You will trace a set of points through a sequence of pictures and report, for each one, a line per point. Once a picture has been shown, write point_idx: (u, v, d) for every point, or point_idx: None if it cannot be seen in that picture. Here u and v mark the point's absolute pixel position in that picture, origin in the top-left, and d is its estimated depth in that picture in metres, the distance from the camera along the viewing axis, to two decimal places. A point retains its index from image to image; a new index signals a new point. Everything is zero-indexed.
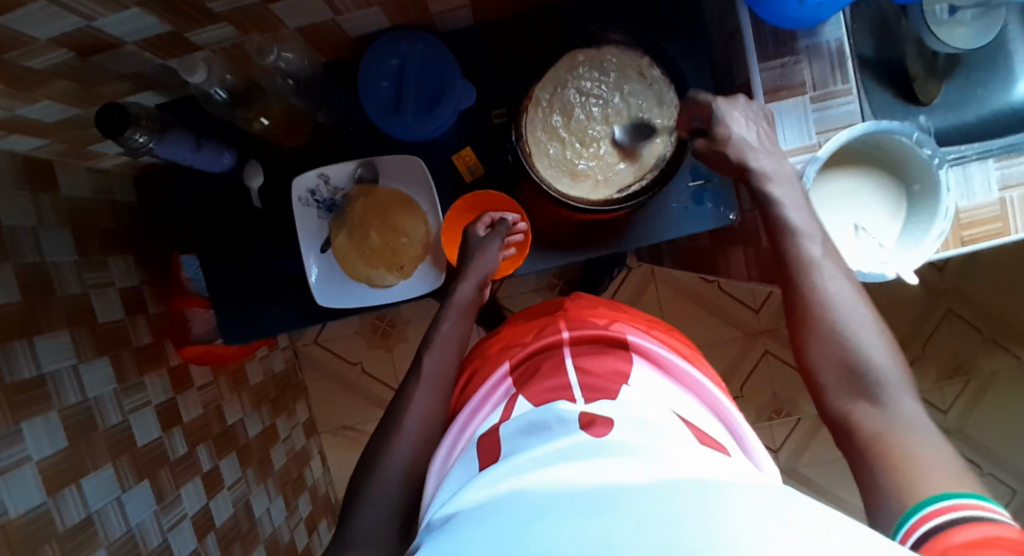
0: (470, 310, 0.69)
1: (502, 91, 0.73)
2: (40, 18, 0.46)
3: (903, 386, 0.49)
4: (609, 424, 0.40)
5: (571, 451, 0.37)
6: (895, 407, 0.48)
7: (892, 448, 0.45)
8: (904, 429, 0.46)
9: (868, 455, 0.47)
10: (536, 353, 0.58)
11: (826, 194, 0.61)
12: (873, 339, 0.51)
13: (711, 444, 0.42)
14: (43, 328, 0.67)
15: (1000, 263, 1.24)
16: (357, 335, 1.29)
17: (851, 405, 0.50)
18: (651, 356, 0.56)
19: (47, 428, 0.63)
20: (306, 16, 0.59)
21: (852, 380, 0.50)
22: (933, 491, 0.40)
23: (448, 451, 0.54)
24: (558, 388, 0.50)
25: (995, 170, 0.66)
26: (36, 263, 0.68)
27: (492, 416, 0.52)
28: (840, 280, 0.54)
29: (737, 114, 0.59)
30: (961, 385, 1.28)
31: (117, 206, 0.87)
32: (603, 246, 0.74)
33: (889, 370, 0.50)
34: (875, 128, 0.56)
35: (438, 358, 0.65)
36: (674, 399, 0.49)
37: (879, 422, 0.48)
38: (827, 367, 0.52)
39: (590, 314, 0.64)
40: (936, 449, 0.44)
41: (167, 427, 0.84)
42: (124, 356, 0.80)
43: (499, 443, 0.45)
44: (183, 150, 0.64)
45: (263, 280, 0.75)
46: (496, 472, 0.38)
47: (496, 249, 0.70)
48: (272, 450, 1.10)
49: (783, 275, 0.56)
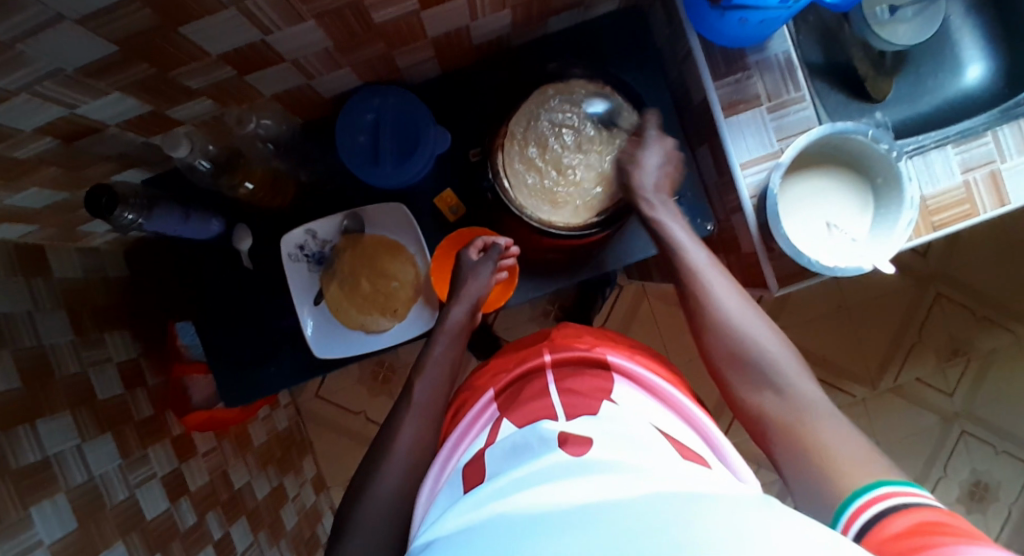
0: (460, 334, 0.70)
1: (475, 133, 0.76)
2: (24, 110, 0.48)
3: (798, 374, 0.56)
4: (587, 442, 0.41)
5: (554, 471, 0.38)
6: (794, 394, 0.54)
7: (801, 435, 0.51)
8: (804, 414, 0.53)
9: (783, 442, 0.52)
10: (518, 379, 0.60)
11: (793, 196, 0.63)
12: (763, 333, 0.59)
13: (692, 458, 0.44)
14: (44, 412, 0.67)
15: (980, 242, 1.27)
16: (359, 383, 1.30)
17: (760, 400, 0.56)
18: (631, 374, 0.58)
19: (56, 511, 0.63)
20: (280, 83, 0.62)
21: (750, 376, 0.57)
22: (859, 484, 0.44)
23: (439, 469, 0.55)
24: (540, 409, 0.51)
25: (955, 155, 0.69)
26: (35, 346, 0.69)
27: (479, 438, 0.54)
28: (725, 285, 0.62)
29: (654, 148, 0.68)
30: (962, 366, 1.29)
31: (110, 283, 0.88)
32: (590, 267, 0.76)
33: (781, 359, 0.57)
34: (833, 129, 0.58)
35: (429, 384, 0.66)
36: (653, 414, 0.51)
37: (783, 409, 0.54)
38: (732, 364, 0.58)
39: (574, 339, 0.65)
40: (836, 429, 0.50)
41: (175, 498, 0.83)
42: (126, 430, 0.80)
43: (484, 467, 0.46)
44: (173, 222, 0.65)
45: (259, 340, 0.75)
46: (477, 497, 0.38)
47: (488, 273, 0.70)
48: (282, 511, 1.08)
49: (682, 285, 0.64)
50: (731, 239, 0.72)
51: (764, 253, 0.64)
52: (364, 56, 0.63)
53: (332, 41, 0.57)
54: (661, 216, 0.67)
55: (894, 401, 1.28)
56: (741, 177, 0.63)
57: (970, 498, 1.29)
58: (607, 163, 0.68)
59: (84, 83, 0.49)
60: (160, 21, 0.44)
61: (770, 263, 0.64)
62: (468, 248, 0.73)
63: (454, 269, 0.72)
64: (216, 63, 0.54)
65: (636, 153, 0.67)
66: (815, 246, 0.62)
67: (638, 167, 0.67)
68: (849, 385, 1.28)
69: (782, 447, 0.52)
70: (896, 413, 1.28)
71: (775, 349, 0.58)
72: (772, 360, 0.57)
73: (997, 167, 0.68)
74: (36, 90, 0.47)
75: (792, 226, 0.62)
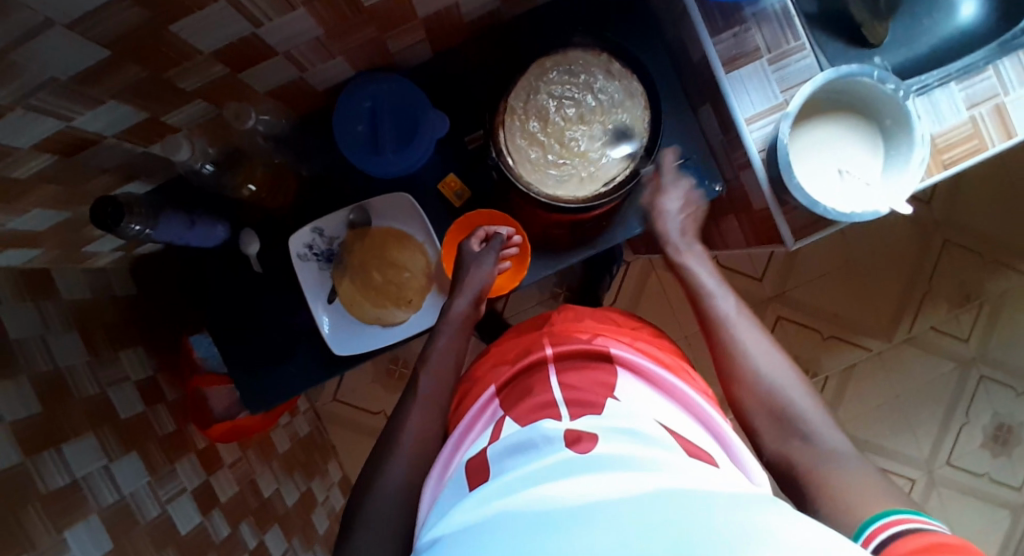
0: (464, 327, 0.69)
1: (473, 115, 0.75)
2: (21, 125, 0.48)
3: (826, 423, 0.54)
4: (594, 438, 0.43)
5: (560, 470, 0.39)
6: (821, 442, 0.52)
7: (819, 482, 0.49)
8: (830, 461, 0.50)
9: (809, 493, 0.50)
10: (522, 373, 0.59)
11: (803, 146, 0.62)
12: (792, 383, 0.58)
13: (699, 455, 0.44)
14: (68, 434, 0.66)
15: (982, 184, 1.27)
16: (375, 382, 1.29)
17: (786, 447, 0.54)
18: (635, 367, 0.57)
19: (89, 531, 0.63)
20: (274, 79, 0.62)
21: (776, 422, 0.56)
22: (873, 512, 0.43)
23: (442, 469, 0.54)
24: (545, 405, 0.51)
25: (959, 92, 0.68)
26: (51, 370, 0.68)
27: (481, 437, 0.53)
28: (753, 332, 0.63)
29: (672, 189, 0.70)
30: (975, 311, 1.28)
31: (119, 301, 0.87)
32: (596, 241, 0.75)
33: (806, 409, 0.55)
34: (836, 74, 0.57)
35: (432, 374, 0.65)
36: (658, 409, 0.51)
37: (808, 456, 0.52)
38: (756, 407, 0.57)
39: (575, 329, 0.64)
40: (862, 475, 0.48)
41: (206, 510, 0.83)
42: (150, 447, 0.79)
43: (486, 465, 0.46)
44: (180, 229, 0.64)
45: (276, 343, 0.75)
46: (484, 492, 0.41)
47: (490, 262, 0.70)
48: (312, 516, 1.08)
49: (709, 329, 0.65)
50: (740, 197, 0.71)
51: (777, 208, 0.64)
52: (356, 44, 0.62)
53: (322, 28, 0.56)
54: (691, 263, 0.69)
55: (909, 352, 1.29)
56: (748, 133, 0.63)
57: (993, 441, 1.29)
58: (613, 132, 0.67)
59: (78, 92, 0.48)
60: (150, 19, 0.43)
61: (783, 217, 0.64)
62: (469, 238, 0.72)
63: (456, 261, 0.71)
64: (209, 61, 0.54)
65: (653, 199, 0.71)
66: (828, 194, 0.61)
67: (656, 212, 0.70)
68: (864, 339, 1.28)
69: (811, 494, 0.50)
70: (912, 364, 1.29)
71: (801, 398, 0.56)
72: (795, 405, 0.56)
73: (1001, 100, 0.68)
74: (31, 103, 0.46)
75: (803, 176, 0.61)
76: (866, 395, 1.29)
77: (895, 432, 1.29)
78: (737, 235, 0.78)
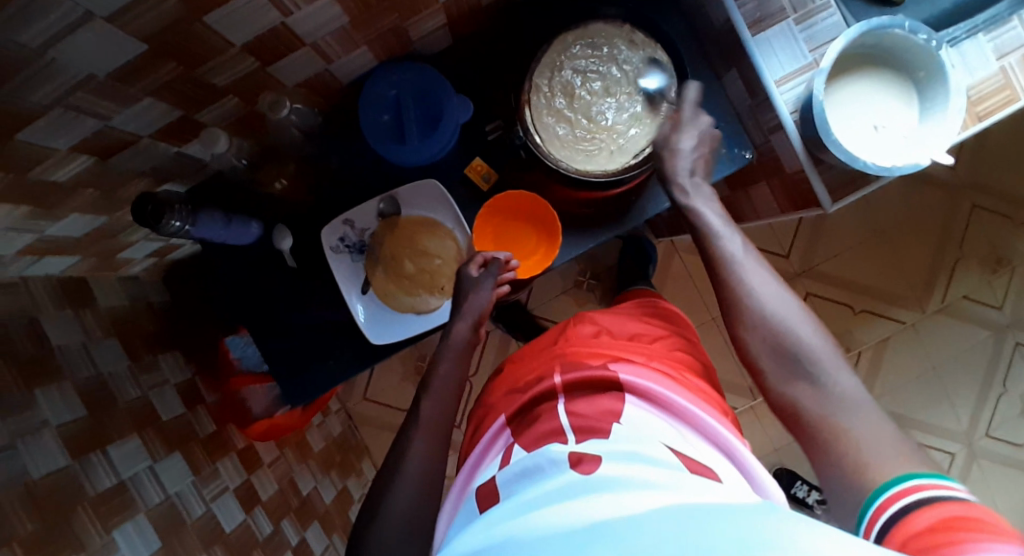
0: (465, 352, 0.68)
1: (497, 98, 0.75)
2: (61, 125, 0.48)
3: (836, 365, 0.51)
4: (596, 460, 0.44)
5: (562, 492, 0.41)
6: (832, 386, 0.50)
7: (832, 432, 0.48)
8: (842, 408, 0.49)
9: (817, 442, 0.49)
10: (533, 401, 0.59)
11: (838, 103, 0.61)
12: (803, 326, 0.54)
13: (703, 474, 0.44)
14: (113, 436, 0.67)
15: (1007, 144, 1.24)
16: (404, 380, 1.29)
17: (793, 391, 0.52)
18: (644, 393, 0.55)
19: (138, 529, 0.64)
20: (300, 71, 0.62)
21: (784, 364, 0.53)
22: (888, 476, 0.43)
23: (457, 495, 0.57)
24: (551, 433, 0.52)
25: (988, 43, 0.67)
26: (95, 376, 0.69)
27: (493, 465, 0.54)
28: (761, 274, 0.58)
29: (696, 126, 0.64)
30: (1008, 275, 1.25)
31: (155, 309, 0.88)
32: (605, 229, 0.74)
33: (819, 350, 0.52)
34: (868, 26, 0.56)
35: (437, 400, 0.63)
36: (668, 434, 0.50)
37: (820, 403, 0.50)
38: (763, 353, 0.54)
39: (588, 355, 0.63)
40: (877, 428, 0.47)
41: (250, 508, 0.83)
42: (193, 448, 0.80)
43: (497, 491, 0.48)
44: (217, 227, 0.65)
45: (312, 339, 0.75)
46: (492, 517, 0.43)
47: (490, 286, 0.69)
48: (349, 514, 1.09)
49: (712, 273, 0.61)
50: (772, 162, 0.70)
51: (811, 167, 0.63)
52: (379, 32, 0.63)
53: (348, 16, 0.56)
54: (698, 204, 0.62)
55: (943, 321, 1.26)
56: (778, 95, 0.62)
57: None
58: (666, 80, 0.68)
59: (116, 90, 0.49)
60: (185, 12, 0.44)
61: (819, 177, 0.63)
62: (469, 262, 0.71)
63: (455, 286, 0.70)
64: (239, 55, 0.54)
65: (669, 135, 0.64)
66: (866, 148, 0.60)
67: (669, 147, 0.63)
68: (896, 312, 1.26)
69: (820, 446, 0.49)
70: (946, 333, 1.26)
71: (813, 340, 0.53)
72: (807, 347, 0.52)
73: None
74: (71, 102, 0.47)
75: (837, 128, 0.61)
76: (901, 368, 1.27)
77: (932, 404, 1.27)
78: (768, 203, 0.77)
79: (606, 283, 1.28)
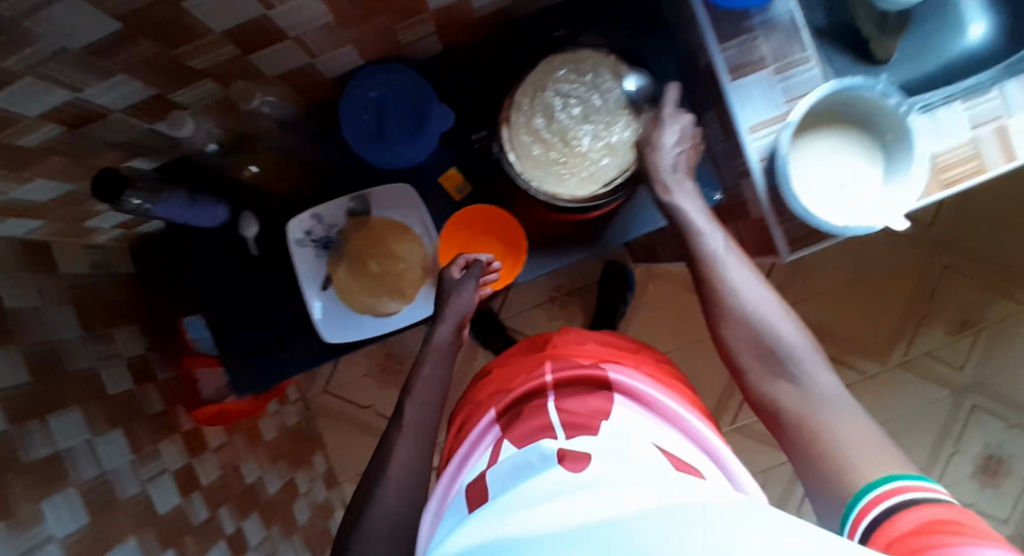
0: (449, 354, 0.67)
1: (480, 110, 0.75)
2: (29, 94, 0.48)
3: (817, 363, 0.55)
4: (585, 458, 0.45)
5: (553, 489, 0.41)
6: (812, 384, 0.54)
7: (811, 427, 0.51)
8: (822, 406, 0.52)
9: (796, 438, 0.52)
10: (520, 399, 0.59)
11: (804, 158, 0.62)
12: (784, 325, 0.57)
13: (688, 470, 0.46)
14: (55, 406, 0.66)
15: (986, 209, 1.27)
16: (367, 377, 1.29)
17: (775, 388, 0.55)
18: (632, 392, 0.57)
19: (68, 503, 0.62)
20: (281, 63, 0.62)
21: (767, 362, 0.56)
22: (874, 476, 0.46)
23: (443, 492, 0.56)
24: (540, 430, 0.52)
25: (965, 112, 0.67)
26: (43, 342, 0.68)
27: (481, 460, 0.55)
28: (746, 274, 0.60)
29: (678, 124, 0.64)
30: (972, 338, 1.28)
31: (117, 280, 0.87)
32: (582, 248, 0.75)
33: (801, 349, 0.56)
34: (841, 86, 0.58)
35: (420, 403, 0.64)
36: (653, 431, 0.52)
37: (799, 400, 0.53)
38: (744, 352, 0.58)
39: (576, 354, 0.64)
40: (853, 422, 0.50)
41: (188, 492, 0.83)
42: (137, 426, 0.79)
43: (488, 488, 0.48)
44: (179, 208, 0.64)
45: (267, 330, 0.75)
46: (484, 512, 0.42)
47: (471, 289, 0.68)
48: (293, 506, 1.08)
49: (696, 273, 0.62)
50: (739, 205, 0.71)
51: (773, 216, 0.64)
52: (365, 34, 0.63)
53: (333, 16, 0.56)
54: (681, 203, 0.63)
55: (904, 376, 1.28)
56: (750, 141, 0.63)
57: (983, 472, 1.28)
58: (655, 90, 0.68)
59: (89, 64, 0.49)
60: None
61: (780, 227, 0.64)
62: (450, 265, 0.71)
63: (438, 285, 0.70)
64: (218, 42, 0.54)
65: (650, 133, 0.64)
66: (826, 205, 0.61)
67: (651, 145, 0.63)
68: (859, 362, 1.28)
69: (799, 442, 0.52)
70: (905, 389, 1.28)
71: (793, 338, 0.56)
72: (789, 346, 0.56)
73: (1004, 122, 0.67)
74: (40, 72, 0.46)
75: (800, 184, 0.62)
76: None
77: None
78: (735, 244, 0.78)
79: (580, 301, 1.28)
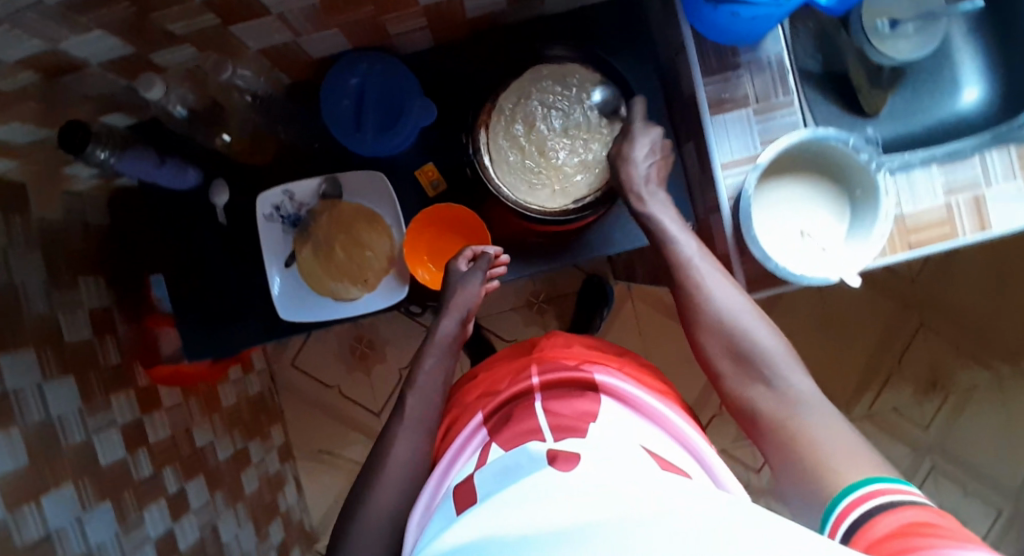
0: (450, 346, 0.68)
1: (464, 111, 0.75)
2: (7, 40, 0.48)
3: (790, 366, 0.55)
4: (575, 456, 0.41)
5: (540, 487, 0.37)
6: (787, 386, 0.54)
7: (785, 430, 0.52)
8: (797, 410, 0.52)
9: (772, 441, 0.52)
10: (510, 400, 0.58)
11: (769, 202, 0.62)
12: (759, 329, 0.58)
13: (673, 469, 0.45)
14: (8, 346, 0.66)
15: (969, 274, 1.26)
16: (336, 358, 1.30)
17: (752, 391, 0.56)
18: (618, 394, 0.56)
19: (11, 446, 0.62)
20: (268, 38, 0.62)
21: (742, 365, 0.57)
22: (850, 480, 0.44)
23: (435, 486, 0.55)
24: (527, 432, 0.51)
25: (940, 177, 0.67)
26: (4, 283, 0.68)
27: (468, 463, 0.53)
28: (721, 279, 0.60)
29: (644, 141, 0.66)
30: (941, 399, 1.28)
31: (90, 232, 0.87)
32: (570, 252, 0.74)
33: (776, 353, 0.56)
34: (813, 134, 0.58)
35: (421, 394, 0.64)
36: (638, 431, 0.51)
37: (774, 402, 0.54)
38: (720, 356, 0.58)
39: (562, 355, 0.64)
40: (829, 423, 0.51)
41: (133, 448, 0.83)
42: (90, 377, 0.79)
43: (476, 489, 0.45)
44: (146, 166, 0.66)
45: (228, 300, 0.75)
46: (472, 513, 0.38)
47: (477, 282, 0.69)
48: (243, 475, 1.09)
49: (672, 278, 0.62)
50: (708, 239, 0.72)
51: (736, 255, 0.64)
52: (355, 20, 0.63)
53: None
54: (653, 210, 0.64)
55: (867, 428, 1.28)
56: (721, 178, 0.63)
57: None
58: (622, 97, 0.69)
59: (68, 17, 0.48)
60: None
61: (741, 266, 0.64)
62: (457, 257, 0.72)
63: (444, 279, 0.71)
64: (200, 9, 0.54)
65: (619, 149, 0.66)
66: (786, 251, 0.61)
67: (621, 164, 0.65)
68: None
69: (774, 447, 0.52)
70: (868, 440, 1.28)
71: (769, 342, 0.57)
72: (764, 350, 0.56)
73: (981, 193, 0.67)
74: (19, 20, 0.46)
75: (761, 229, 0.62)
76: None
77: None
78: None
79: (555, 311, 1.29)
